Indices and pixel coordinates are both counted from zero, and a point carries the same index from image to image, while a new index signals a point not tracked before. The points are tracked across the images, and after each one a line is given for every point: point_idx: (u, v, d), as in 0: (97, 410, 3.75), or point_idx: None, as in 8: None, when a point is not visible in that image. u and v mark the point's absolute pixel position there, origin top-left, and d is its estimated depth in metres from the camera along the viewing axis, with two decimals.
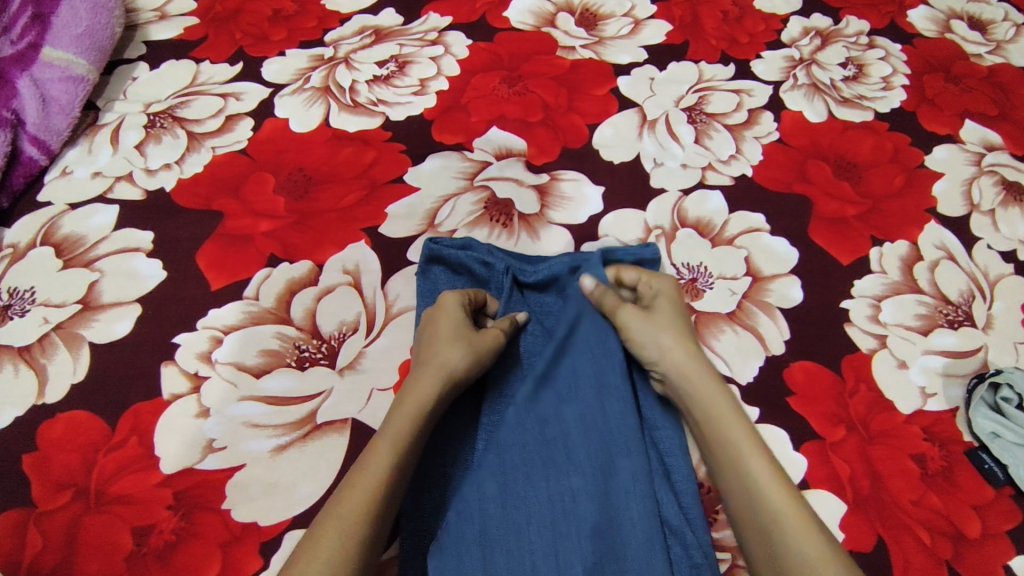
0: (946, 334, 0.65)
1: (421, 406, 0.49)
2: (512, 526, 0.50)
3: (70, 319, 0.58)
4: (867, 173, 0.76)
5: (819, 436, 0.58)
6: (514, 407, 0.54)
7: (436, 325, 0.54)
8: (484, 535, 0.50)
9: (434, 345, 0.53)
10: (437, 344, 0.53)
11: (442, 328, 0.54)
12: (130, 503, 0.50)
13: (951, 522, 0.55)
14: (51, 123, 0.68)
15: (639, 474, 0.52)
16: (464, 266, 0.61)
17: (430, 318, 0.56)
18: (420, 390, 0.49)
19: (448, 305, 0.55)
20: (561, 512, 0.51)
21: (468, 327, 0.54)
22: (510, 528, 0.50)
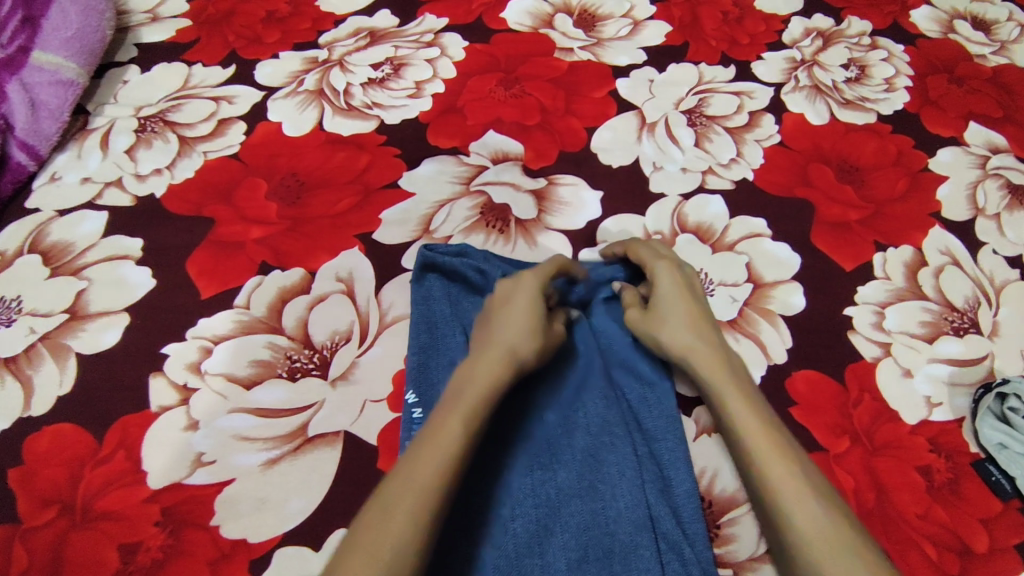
0: (951, 342, 0.64)
1: (488, 383, 0.46)
2: (497, 526, 0.49)
3: (57, 329, 0.57)
4: (871, 177, 0.75)
5: (822, 448, 0.57)
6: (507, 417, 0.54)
7: (518, 301, 0.53)
8: (470, 534, 0.48)
9: (510, 327, 0.51)
10: (510, 324, 0.51)
11: (516, 312, 0.52)
12: (116, 520, 0.48)
13: (957, 537, 0.54)
14: (40, 128, 0.66)
15: (627, 471, 0.51)
16: (461, 269, 0.59)
17: (507, 295, 0.54)
18: (485, 368, 0.47)
19: (513, 287, 0.54)
20: (549, 523, 0.49)
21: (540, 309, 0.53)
22: (497, 542, 0.48)
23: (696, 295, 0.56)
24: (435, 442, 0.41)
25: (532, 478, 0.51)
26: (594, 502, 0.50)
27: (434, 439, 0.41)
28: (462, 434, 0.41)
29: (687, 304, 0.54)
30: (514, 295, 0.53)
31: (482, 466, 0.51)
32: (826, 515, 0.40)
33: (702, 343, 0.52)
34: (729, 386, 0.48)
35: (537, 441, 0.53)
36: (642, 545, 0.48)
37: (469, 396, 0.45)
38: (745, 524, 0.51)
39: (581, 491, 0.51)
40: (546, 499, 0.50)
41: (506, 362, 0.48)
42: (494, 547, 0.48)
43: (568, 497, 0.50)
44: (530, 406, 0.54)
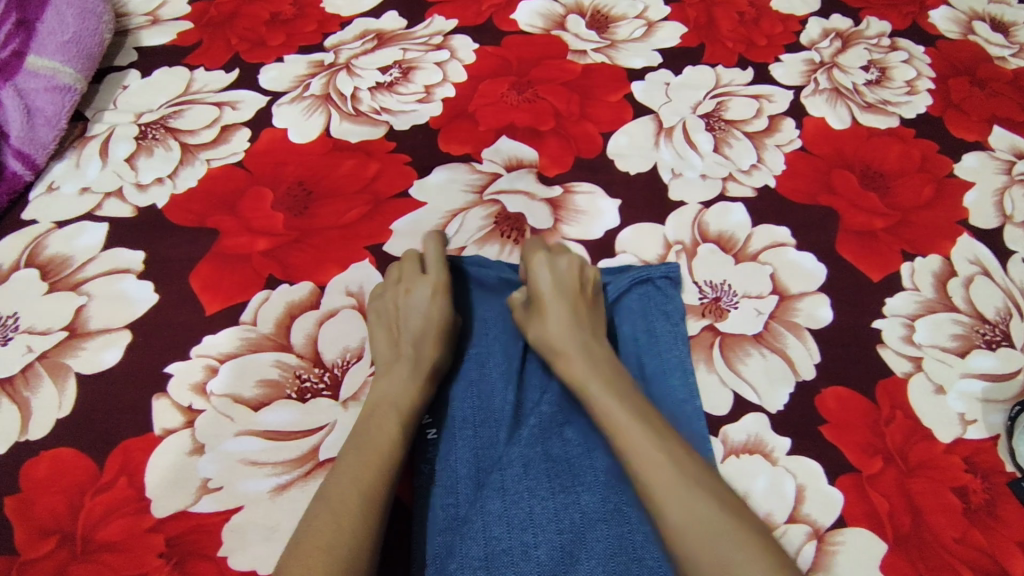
0: (984, 356, 0.61)
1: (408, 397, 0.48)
2: (519, 555, 0.46)
3: (56, 348, 0.54)
4: (896, 184, 0.73)
5: (855, 469, 0.54)
6: (527, 426, 0.51)
7: (425, 311, 0.53)
8: (490, 564, 0.46)
9: (415, 333, 0.52)
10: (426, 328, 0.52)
11: (418, 317, 0.53)
12: (118, 551, 0.46)
13: (995, 561, 0.51)
14: (36, 136, 0.64)
15: None
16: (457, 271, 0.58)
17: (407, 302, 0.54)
18: (398, 380, 0.49)
19: (416, 288, 0.54)
20: (569, 542, 0.46)
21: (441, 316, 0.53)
22: (516, 563, 0.46)
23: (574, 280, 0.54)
24: (371, 449, 0.44)
25: (551, 499, 0.48)
26: (620, 525, 0.47)
27: (370, 445, 0.44)
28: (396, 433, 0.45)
29: (555, 290, 0.53)
30: (426, 305, 0.53)
31: (501, 490, 0.48)
32: (687, 504, 0.39)
33: (562, 337, 0.50)
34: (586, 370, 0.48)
35: (557, 461, 0.50)
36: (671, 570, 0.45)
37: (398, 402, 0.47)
38: None
39: (605, 508, 0.48)
40: (570, 524, 0.47)
41: (425, 377, 0.50)
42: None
43: (591, 514, 0.47)
44: (548, 425, 0.51)
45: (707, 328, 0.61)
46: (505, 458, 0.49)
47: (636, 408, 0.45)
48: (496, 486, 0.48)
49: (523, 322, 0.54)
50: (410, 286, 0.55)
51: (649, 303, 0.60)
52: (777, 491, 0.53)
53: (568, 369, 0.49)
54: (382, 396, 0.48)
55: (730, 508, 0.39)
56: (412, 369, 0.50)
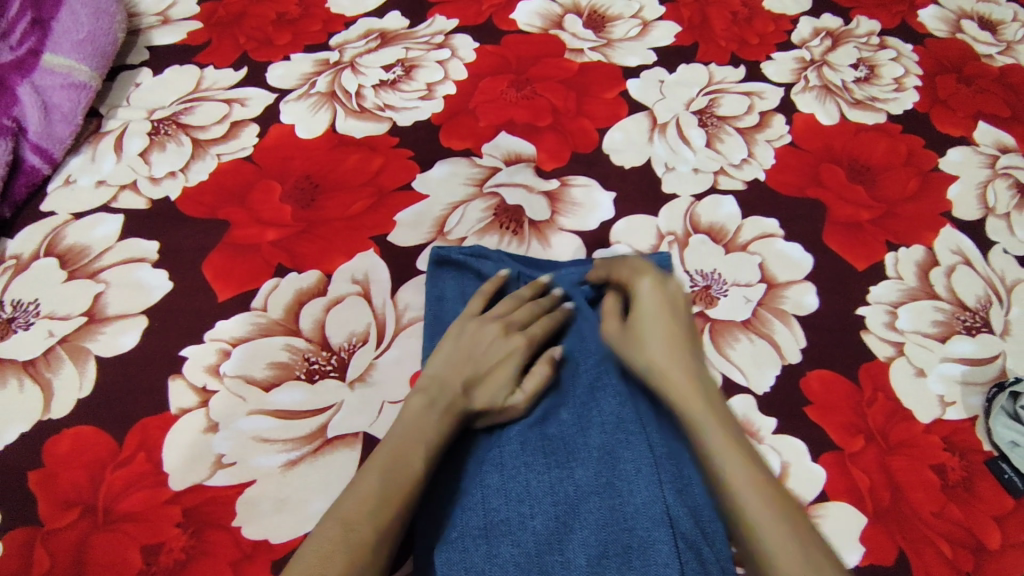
0: (964, 341, 0.64)
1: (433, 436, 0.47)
2: (517, 525, 0.49)
3: (75, 332, 0.56)
4: (882, 177, 0.76)
5: (837, 446, 0.56)
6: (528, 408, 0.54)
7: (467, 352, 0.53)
8: (489, 533, 0.48)
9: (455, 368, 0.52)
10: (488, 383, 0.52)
11: (473, 363, 0.52)
12: (138, 521, 0.48)
13: (972, 534, 0.53)
14: (53, 131, 0.66)
15: (643, 468, 0.50)
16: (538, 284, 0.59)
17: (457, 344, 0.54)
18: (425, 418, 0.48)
19: (488, 324, 0.55)
20: (564, 517, 0.48)
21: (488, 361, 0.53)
22: (514, 532, 0.48)
23: (680, 313, 0.54)
24: (393, 472, 0.44)
25: (547, 475, 0.50)
26: (611, 498, 0.49)
27: (393, 467, 0.44)
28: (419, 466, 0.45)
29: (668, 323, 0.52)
30: (500, 349, 0.54)
31: (499, 465, 0.51)
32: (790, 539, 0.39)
33: (672, 366, 0.49)
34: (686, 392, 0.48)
35: (553, 440, 0.53)
36: (660, 541, 0.46)
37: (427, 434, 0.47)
38: None
39: (598, 481, 0.50)
40: (565, 497, 0.49)
41: (455, 412, 0.50)
42: (513, 544, 0.48)
43: (584, 487, 0.50)
44: (544, 407, 0.54)
45: (698, 315, 0.63)
46: (504, 436, 0.53)
47: (741, 443, 0.44)
48: (495, 461, 0.51)
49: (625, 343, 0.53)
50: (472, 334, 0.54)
51: None
52: None
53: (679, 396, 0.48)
54: (412, 418, 0.48)
55: (832, 552, 0.39)
56: (449, 403, 0.49)
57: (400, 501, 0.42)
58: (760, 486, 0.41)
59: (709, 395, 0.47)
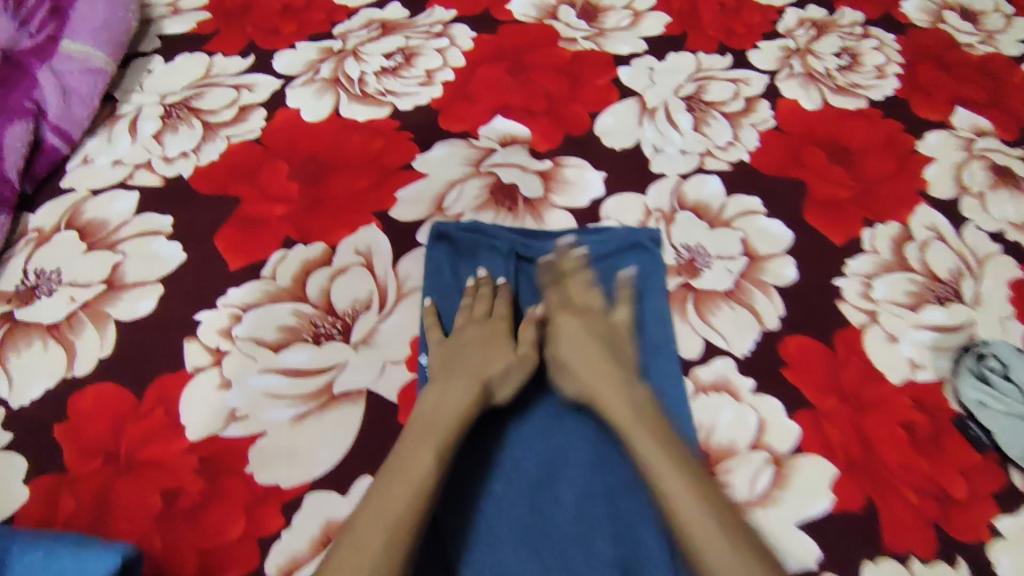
0: (936, 310, 0.67)
1: (450, 426, 0.49)
2: (512, 467, 0.55)
3: (96, 298, 0.59)
4: (861, 158, 0.80)
5: (812, 405, 0.59)
6: None
7: (476, 347, 0.56)
8: (487, 472, 0.55)
9: (463, 363, 0.54)
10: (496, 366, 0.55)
11: (476, 356, 0.55)
12: (158, 467, 0.51)
13: (939, 485, 0.57)
14: (72, 113, 0.70)
15: None
16: (471, 288, 0.61)
17: (464, 344, 0.56)
18: (443, 408, 0.50)
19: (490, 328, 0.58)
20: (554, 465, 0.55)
21: (485, 350, 0.55)
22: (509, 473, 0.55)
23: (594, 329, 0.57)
24: (405, 471, 0.45)
25: (545, 443, 0.56)
26: (598, 447, 0.56)
27: (404, 468, 0.45)
28: (432, 459, 0.46)
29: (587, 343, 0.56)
30: (495, 339, 0.57)
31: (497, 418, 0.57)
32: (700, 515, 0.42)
33: (594, 373, 0.54)
34: (603, 381, 0.53)
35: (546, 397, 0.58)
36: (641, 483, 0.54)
37: (440, 423, 0.49)
38: (740, 472, 0.56)
39: (587, 433, 0.56)
40: (555, 445, 0.56)
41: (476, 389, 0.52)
42: (509, 483, 0.55)
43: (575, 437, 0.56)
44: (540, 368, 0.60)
45: (682, 285, 0.66)
46: None
47: (660, 432, 0.48)
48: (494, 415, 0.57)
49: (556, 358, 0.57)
50: (470, 335, 0.57)
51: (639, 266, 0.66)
52: (741, 423, 0.58)
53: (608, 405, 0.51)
54: (430, 413, 0.50)
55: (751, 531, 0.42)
56: (466, 386, 0.52)
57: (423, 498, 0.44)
58: (675, 470, 0.45)
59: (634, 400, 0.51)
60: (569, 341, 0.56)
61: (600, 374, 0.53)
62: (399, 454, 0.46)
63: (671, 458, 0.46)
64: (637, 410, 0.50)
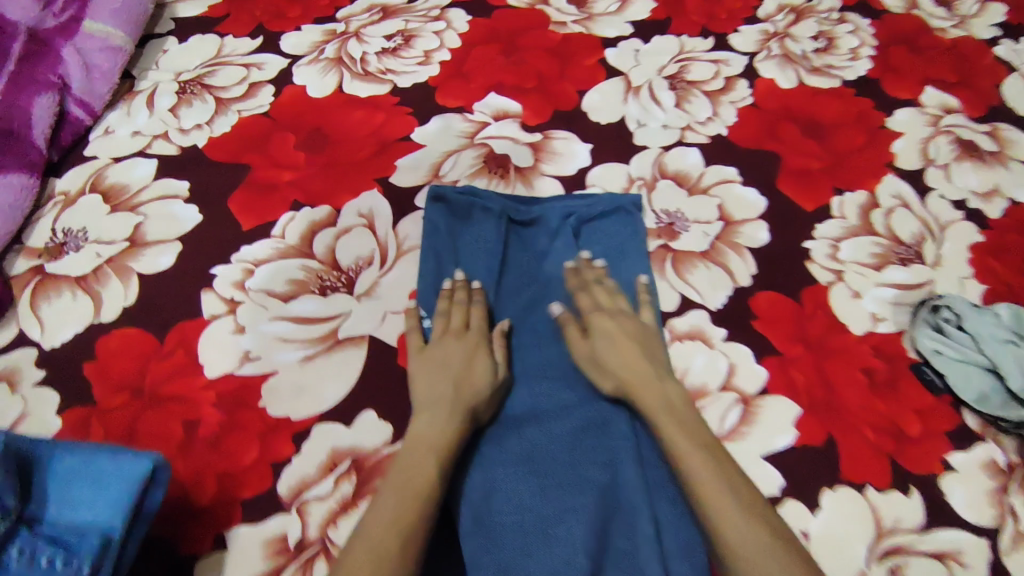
0: (898, 270, 0.72)
1: (440, 442, 0.50)
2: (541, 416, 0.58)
3: (119, 254, 0.65)
4: (833, 133, 0.85)
5: (779, 352, 0.65)
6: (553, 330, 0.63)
7: (451, 360, 0.56)
8: (522, 419, 0.58)
9: (440, 381, 0.55)
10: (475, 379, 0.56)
11: (457, 372, 0.56)
12: (180, 401, 0.56)
13: (894, 423, 0.62)
14: (94, 88, 0.75)
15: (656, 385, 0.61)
16: (444, 294, 0.61)
17: (441, 357, 0.57)
18: (428, 426, 0.51)
19: (458, 343, 0.58)
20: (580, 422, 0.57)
21: (461, 365, 0.56)
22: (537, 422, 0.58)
23: (639, 336, 0.59)
24: (408, 485, 0.46)
25: (563, 433, 0.57)
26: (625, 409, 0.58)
27: (408, 480, 0.47)
28: (433, 471, 0.48)
29: (631, 349, 0.57)
30: (472, 353, 0.57)
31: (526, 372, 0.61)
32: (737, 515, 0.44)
33: (638, 378, 0.55)
34: (638, 376, 0.55)
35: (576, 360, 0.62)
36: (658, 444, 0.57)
37: (432, 437, 0.50)
38: (710, 410, 0.61)
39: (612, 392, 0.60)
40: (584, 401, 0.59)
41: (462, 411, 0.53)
42: (538, 430, 0.57)
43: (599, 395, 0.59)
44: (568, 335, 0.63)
45: (662, 247, 0.72)
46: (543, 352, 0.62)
47: (700, 438, 0.50)
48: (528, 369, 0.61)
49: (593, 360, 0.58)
50: (447, 352, 0.57)
51: (620, 230, 0.71)
52: (712, 367, 0.63)
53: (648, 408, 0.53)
54: (422, 431, 0.51)
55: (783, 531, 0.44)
56: (453, 408, 0.53)
57: (423, 514, 0.45)
58: (719, 474, 0.47)
59: (677, 407, 0.53)
60: (602, 339, 0.59)
61: (645, 380, 0.55)
62: (399, 465, 0.48)
63: (711, 463, 0.48)
64: (674, 411, 0.52)
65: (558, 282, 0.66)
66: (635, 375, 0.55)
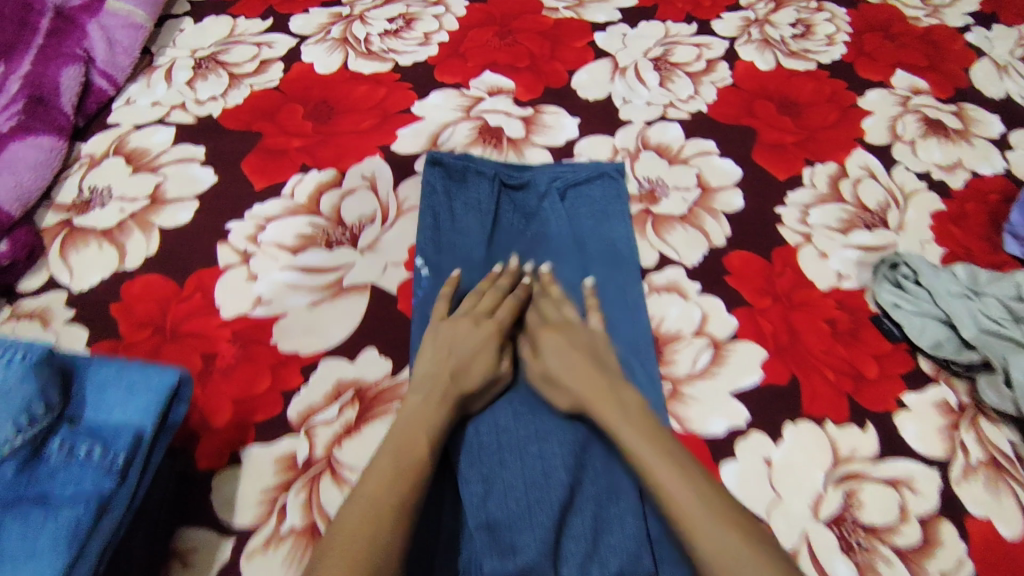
0: (863, 233, 0.78)
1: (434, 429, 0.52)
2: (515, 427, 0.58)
3: (142, 209, 0.70)
4: (807, 111, 0.90)
5: (749, 304, 0.70)
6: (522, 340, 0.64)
7: (471, 344, 0.59)
8: (496, 429, 0.58)
9: (453, 361, 0.57)
10: (475, 367, 0.58)
11: (466, 355, 0.58)
12: (198, 337, 0.62)
13: (854, 367, 0.67)
14: (117, 61, 0.80)
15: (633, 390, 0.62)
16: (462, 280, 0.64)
17: (453, 337, 0.59)
18: (424, 415, 0.52)
19: (465, 322, 0.60)
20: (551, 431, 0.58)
21: (473, 354, 0.58)
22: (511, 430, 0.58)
23: (589, 351, 0.59)
24: (397, 467, 0.48)
25: (534, 444, 0.57)
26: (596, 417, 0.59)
27: (396, 465, 0.48)
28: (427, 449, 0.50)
29: (586, 364, 0.57)
30: (481, 340, 0.59)
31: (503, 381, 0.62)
32: (711, 526, 0.43)
33: (596, 392, 0.55)
34: (593, 390, 0.55)
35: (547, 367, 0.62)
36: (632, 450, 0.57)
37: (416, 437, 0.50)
38: (684, 353, 0.67)
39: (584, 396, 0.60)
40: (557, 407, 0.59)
41: (456, 395, 0.55)
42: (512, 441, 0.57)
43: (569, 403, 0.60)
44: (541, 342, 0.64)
45: (643, 210, 0.77)
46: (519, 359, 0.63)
47: (663, 445, 0.49)
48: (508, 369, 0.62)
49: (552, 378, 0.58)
50: (461, 334, 0.60)
51: (606, 193, 0.75)
52: (687, 316, 0.69)
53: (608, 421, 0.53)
54: (416, 412, 0.53)
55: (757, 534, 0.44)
56: (446, 394, 0.55)
57: (408, 488, 0.46)
58: (689, 483, 0.46)
59: (640, 416, 0.52)
60: (552, 351, 0.59)
61: (599, 392, 0.55)
62: (389, 447, 0.49)
63: (678, 470, 0.47)
64: (629, 415, 0.52)
65: (541, 240, 0.70)
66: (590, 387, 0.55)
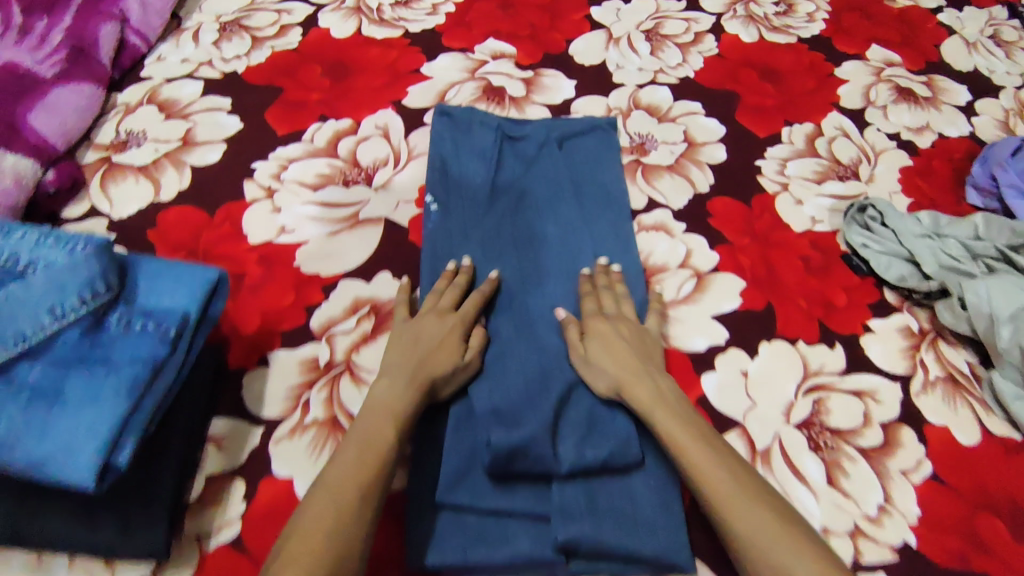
0: (836, 184, 0.85)
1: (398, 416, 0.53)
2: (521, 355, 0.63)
3: (174, 150, 0.77)
4: (787, 78, 0.97)
5: (729, 242, 0.77)
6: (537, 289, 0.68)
7: (425, 336, 0.59)
8: (501, 354, 0.63)
9: (413, 355, 0.58)
10: (439, 356, 0.58)
11: (428, 346, 0.59)
12: (229, 260, 0.68)
13: (825, 296, 0.73)
14: (149, 21, 0.87)
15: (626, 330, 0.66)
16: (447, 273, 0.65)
17: (415, 333, 0.60)
18: (386, 404, 0.54)
19: (429, 316, 0.61)
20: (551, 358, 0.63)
21: (434, 344, 0.59)
22: (515, 354, 0.63)
23: (631, 338, 0.61)
24: (361, 463, 0.49)
25: (543, 376, 0.61)
26: None
27: (359, 459, 0.50)
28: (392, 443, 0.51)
29: (626, 352, 0.59)
30: (444, 331, 0.60)
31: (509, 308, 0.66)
32: (745, 510, 0.48)
33: (632, 375, 0.58)
34: (629, 373, 0.58)
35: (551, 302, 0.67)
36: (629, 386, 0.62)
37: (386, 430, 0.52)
38: (669, 282, 0.73)
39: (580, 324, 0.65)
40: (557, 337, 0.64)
41: (420, 383, 0.56)
42: (518, 365, 0.62)
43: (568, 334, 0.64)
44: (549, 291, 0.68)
45: (633, 161, 0.84)
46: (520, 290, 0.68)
47: (698, 432, 0.53)
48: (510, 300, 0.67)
49: (586, 357, 0.60)
50: (423, 328, 0.60)
51: (600, 145, 0.81)
52: (673, 251, 0.75)
53: (642, 403, 0.56)
54: (383, 398, 0.54)
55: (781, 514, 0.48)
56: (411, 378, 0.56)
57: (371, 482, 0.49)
58: (724, 471, 0.50)
59: (674, 402, 0.56)
60: (597, 338, 0.61)
61: (639, 376, 0.57)
62: (359, 440, 0.51)
63: (714, 458, 0.51)
64: (665, 396, 0.56)
65: (540, 181, 0.75)
66: (624, 368, 0.58)
